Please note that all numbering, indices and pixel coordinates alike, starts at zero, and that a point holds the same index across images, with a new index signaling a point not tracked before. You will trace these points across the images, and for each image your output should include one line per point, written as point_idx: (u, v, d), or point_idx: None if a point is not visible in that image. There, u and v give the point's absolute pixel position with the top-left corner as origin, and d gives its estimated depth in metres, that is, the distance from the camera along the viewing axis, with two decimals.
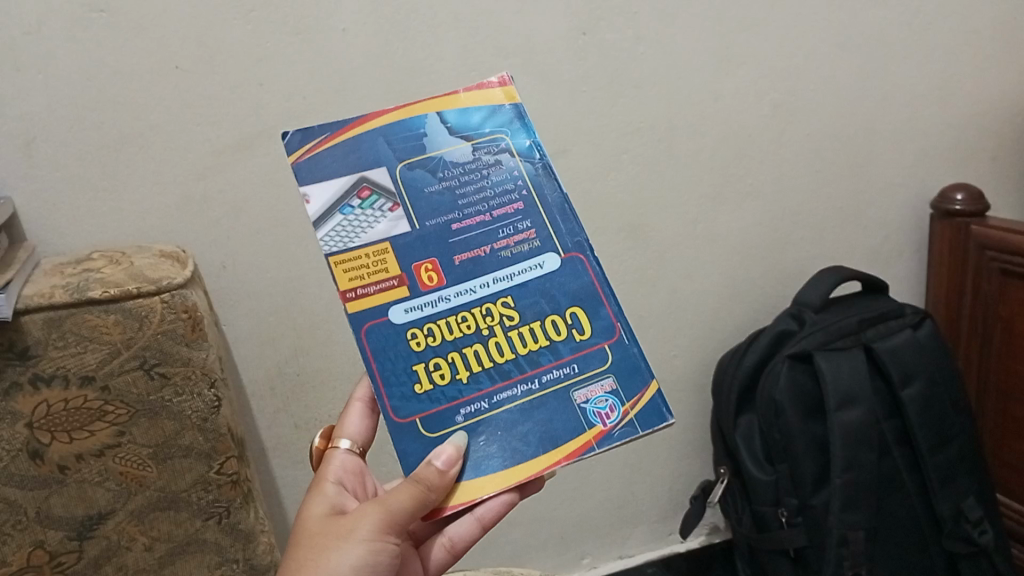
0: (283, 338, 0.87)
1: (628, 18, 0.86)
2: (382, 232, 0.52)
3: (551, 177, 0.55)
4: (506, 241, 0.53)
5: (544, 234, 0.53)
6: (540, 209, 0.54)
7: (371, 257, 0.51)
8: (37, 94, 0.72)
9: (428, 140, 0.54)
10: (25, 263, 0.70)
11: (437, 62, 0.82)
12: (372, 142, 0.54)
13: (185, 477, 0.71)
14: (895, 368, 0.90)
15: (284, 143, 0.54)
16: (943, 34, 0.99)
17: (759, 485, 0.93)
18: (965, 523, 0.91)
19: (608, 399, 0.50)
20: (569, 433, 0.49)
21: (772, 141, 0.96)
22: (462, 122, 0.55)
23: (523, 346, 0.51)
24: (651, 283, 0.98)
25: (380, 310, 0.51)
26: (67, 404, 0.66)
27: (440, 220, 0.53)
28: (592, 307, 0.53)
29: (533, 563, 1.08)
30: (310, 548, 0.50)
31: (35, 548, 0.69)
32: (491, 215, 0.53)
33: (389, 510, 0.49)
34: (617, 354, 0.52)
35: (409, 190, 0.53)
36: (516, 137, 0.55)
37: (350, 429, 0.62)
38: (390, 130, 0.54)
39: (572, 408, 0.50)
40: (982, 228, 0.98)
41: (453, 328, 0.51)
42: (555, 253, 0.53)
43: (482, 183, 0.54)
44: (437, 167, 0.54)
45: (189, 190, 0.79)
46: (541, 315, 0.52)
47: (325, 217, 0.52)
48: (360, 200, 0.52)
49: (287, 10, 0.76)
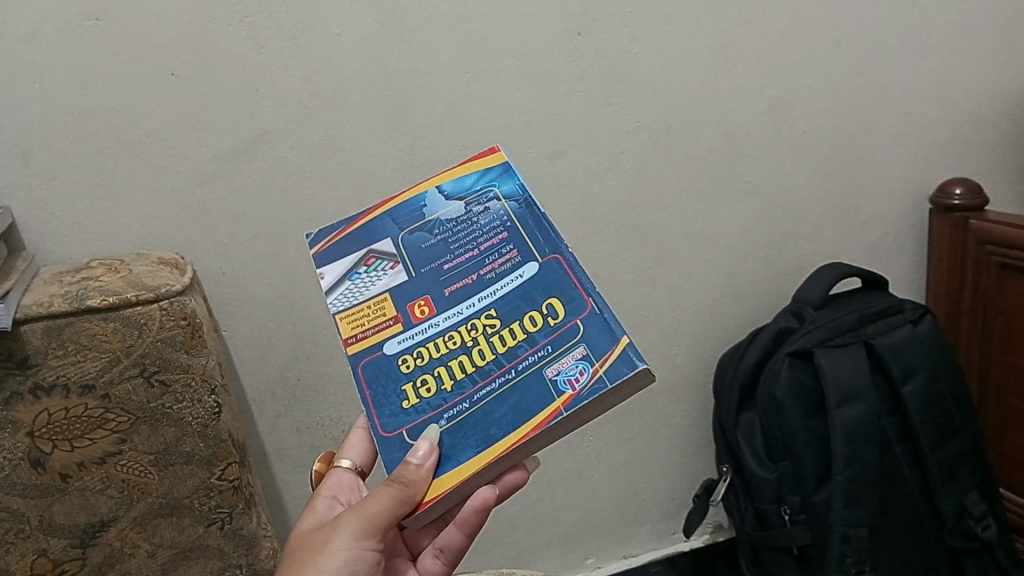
0: (283, 343, 0.87)
1: (623, 17, 0.86)
2: (384, 287, 0.54)
3: (535, 211, 0.55)
4: (492, 265, 0.53)
5: (526, 251, 0.53)
6: (524, 233, 0.54)
7: (373, 307, 0.53)
8: (33, 102, 0.72)
9: (426, 210, 0.57)
10: (24, 272, 0.70)
11: (433, 65, 0.82)
12: (381, 223, 0.57)
13: (187, 483, 0.71)
14: (895, 363, 0.90)
15: (308, 240, 0.58)
16: (939, 29, 0.99)
17: (762, 484, 0.93)
18: (968, 519, 0.92)
19: (578, 365, 0.47)
20: (539, 404, 0.47)
21: (770, 138, 0.96)
22: (457, 187, 0.57)
23: (502, 345, 0.50)
24: (651, 283, 0.98)
25: (375, 346, 0.52)
26: (68, 413, 0.66)
27: (434, 265, 0.54)
28: (567, 295, 0.51)
29: (537, 564, 1.08)
30: (291, 562, 0.52)
31: (38, 556, 0.69)
32: (478, 248, 0.54)
33: (367, 517, 0.49)
34: (588, 321, 0.49)
35: (409, 250, 0.55)
36: (502, 184, 0.57)
37: (352, 452, 0.63)
38: (396, 210, 0.57)
39: (543, 383, 0.47)
40: (982, 222, 0.98)
41: (439, 344, 0.51)
42: (533, 261, 0.52)
43: (471, 227, 0.55)
44: (433, 226, 0.56)
45: (187, 197, 0.79)
46: (519, 314, 0.50)
47: (333, 284, 0.55)
48: (366, 267, 0.55)
49: (281, 15, 0.76)
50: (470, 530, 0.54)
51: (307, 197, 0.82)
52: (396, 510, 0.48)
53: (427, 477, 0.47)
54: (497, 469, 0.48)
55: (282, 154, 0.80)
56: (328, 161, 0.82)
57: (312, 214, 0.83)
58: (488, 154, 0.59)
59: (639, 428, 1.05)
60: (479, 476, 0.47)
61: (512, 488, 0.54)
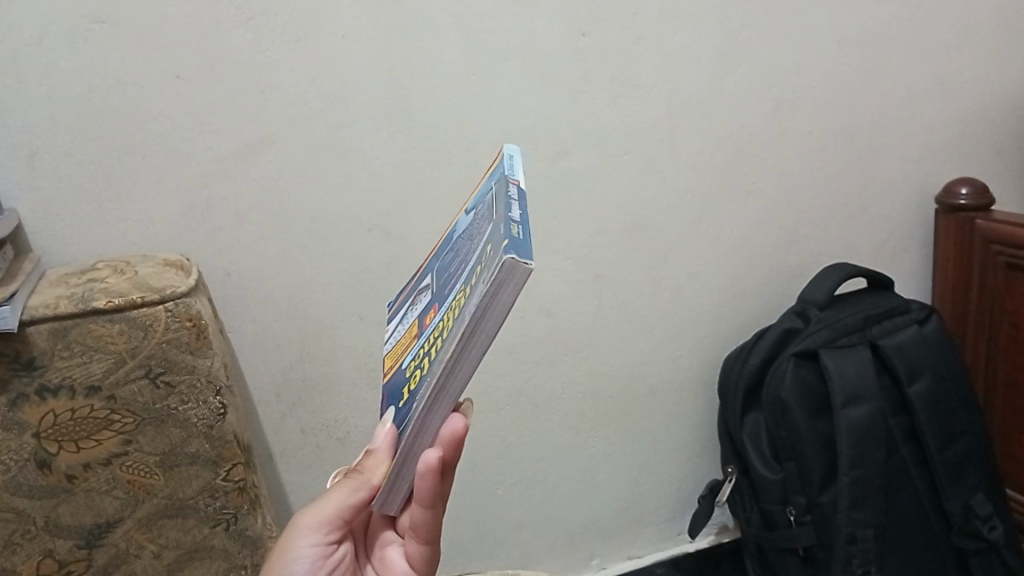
0: (288, 345, 0.87)
1: (627, 18, 0.86)
2: (415, 314, 0.54)
3: (509, 179, 0.47)
4: (470, 247, 0.47)
5: (488, 216, 0.46)
6: (492, 203, 0.47)
7: (406, 335, 0.54)
8: (39, 105, 0.72)
9: (454, 232, 0.55)
10: (30, 273, 0.70)
11: (437, 66, 0.82)
12: (429, 263, 0.57)
13: (192, 484, 0.71)
14: (901, 365, 0.89)
15: (392, 307, 0.63)
16: (944, 28, 0.99)
17: (767, 485, 0.92)
18: (975, 520, 0.91)
19: (475, 291, 0.40)
20: (448, 341, 0.41)
21: (775, 139, 0.96)
22: (475, 199, 0.54)
23: (453, 310, 0.45)
24: (656, 283, 0.97)
25: (398, 366, 0.52)
26: (74, 414, 0.66)
27: (442, 274, 0.52)
28: (494, 231, 0.42)
29: (542, 565, 1.07)
30: (270, 556, 0.55)
31: (44, 557, 0.69)
32: (469, 239, 0.49)
33: (330, 509, 0.51)
34: (494, 244, 0.40)
35: (435, 273, 0.54)
36: (497, 173, 0.50)
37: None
38: (439, 245, 0.57)
39: (456, 322, 0.41)
40: (989, 222, 0.98)
41: (428, 339, 0.48)
42: (487, 222, 0.45)
43: (471, 227, 0.51)
44: (453, 244, 0.53)
45: (192, 199, 0.79)
46: (468, 275, 0.44)
47: (394, 331, 0.58)
48: (412, 305, 0.56)
49: (285, 17, 0.76)
50: (428, 502, 0.48)
51: (312, 198, 0.82)
52: (355, 497, 0.50)
53: (385, 458, 0.49)
54: (436, 422, 0.45)
55: (287, 156, 0.80)
56: (333, 162, 0.82)
57: (316, 215, 0.83)
58: (498, 156, 0.53)
59: (644, 429, 1.05)
60: (421, 435, 0.45)
61: (454, 438, 0.47)
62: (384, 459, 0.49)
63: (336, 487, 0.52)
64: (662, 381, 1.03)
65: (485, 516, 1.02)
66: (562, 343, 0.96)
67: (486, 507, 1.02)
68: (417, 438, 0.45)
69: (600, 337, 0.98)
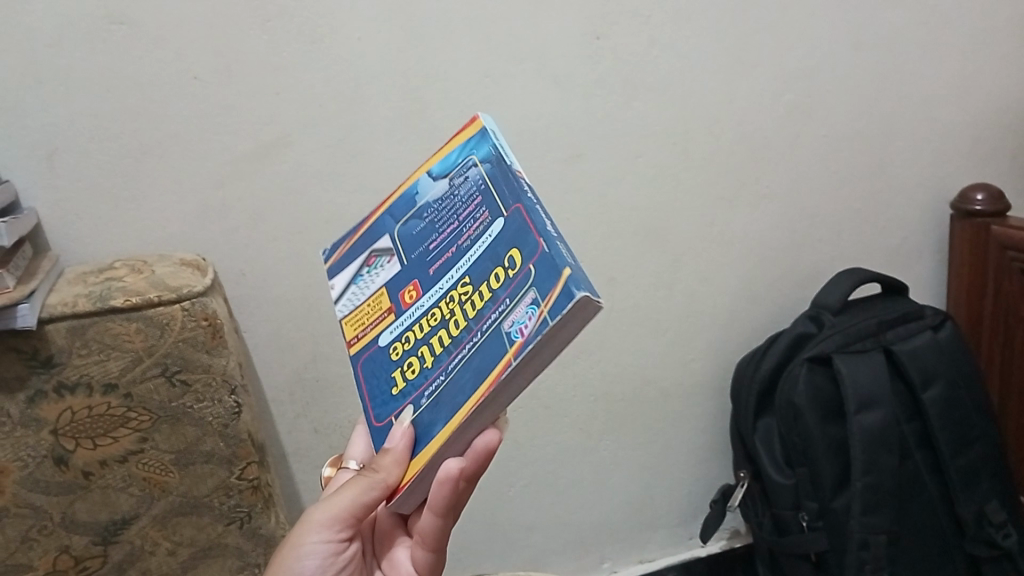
0: (302, 345, 0.87)
1: (641, 22, 0.86)
2: (381, 282, 0.53)
3: (507, 166, 0.48)
4: (469, 234, 0.48)
5: (495, 209, 0.47)
6: (495, 191, 0.48)
7: (371, 304, 0.53)
8: (58, 105, 0.73)
9: (418, 197, 0.54)
10: (49, 272, 0.71)
11: (452, 68, 0.82)
12: (381, 221, 0.56)
13: (207, 482, 0.72)
14: (915, 370, 0.89)
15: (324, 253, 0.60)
16: (961, 32, 0.98)
17: (780, 490, 0.92)
18: (988, 527, 0.91)
19: (528, 311, 0.41)
20: (493, 359, 0.42)
21: (789, 143, 0.96)
22: (444, 166, 0.53)
23: (472, 310, 0.45)
24: (668, 287, 0.97)
25: (372, 341, 0.51)
26: (91, 411, 0.67)
27: (421, 248, 0.52)
28: (524, 239, 0.44)
29: (553, 567, 1.08)
30: (280, 551, 0.55)
31: (60, 553, 0.70)
32: (459, 220, 0.50)
33: (342, 506, 0.52)
34: (539, 262, 0.42)
35: (403, 242, 0.53)
36: (481, 149, 0.51)
37: (355, 449, 0.63)
38: (394, 204, 0.56)
39: (499, 337, 0.42)
40: (1004, 229, 0.98)
41: (423, 324, 0.49)
42: (500, 216, 0.46)
43: (454, 202, 0.51)
44: (423, 212, 0.53)
45: (209, 199, 0.79)
46: (486, 274, 0.45)
47: (342, 290, 0.56)
48: (369, 267, 0.55)
49: (302, 19, 0.77)
50: (442, 510, 0.49)
51: (327, 200, 0.83)
52: (368, 495, 0.49)
53: (403, 459, 0.46)
54: (472, 432, 0.45)
55: (303, 158, 0.81)
56: (350, 164, 0.82)
57: (332, 216, 0.84)
58: (469, 124, 0.53)
59: (656, 433, 1.05)
60: (450, 446, 0.45)
61: (481, 452, 0.47)
62: (401, 460, 0.46)
63: (349, 484, 0.52)
64: (674, 385, 1.03)
65: (497, 517, 1.02)
66: (574, 345, 0.96)
67: (497, 509, 1.02)
68: (447, 448, 0.45)
69: (612, 340, 0.98)
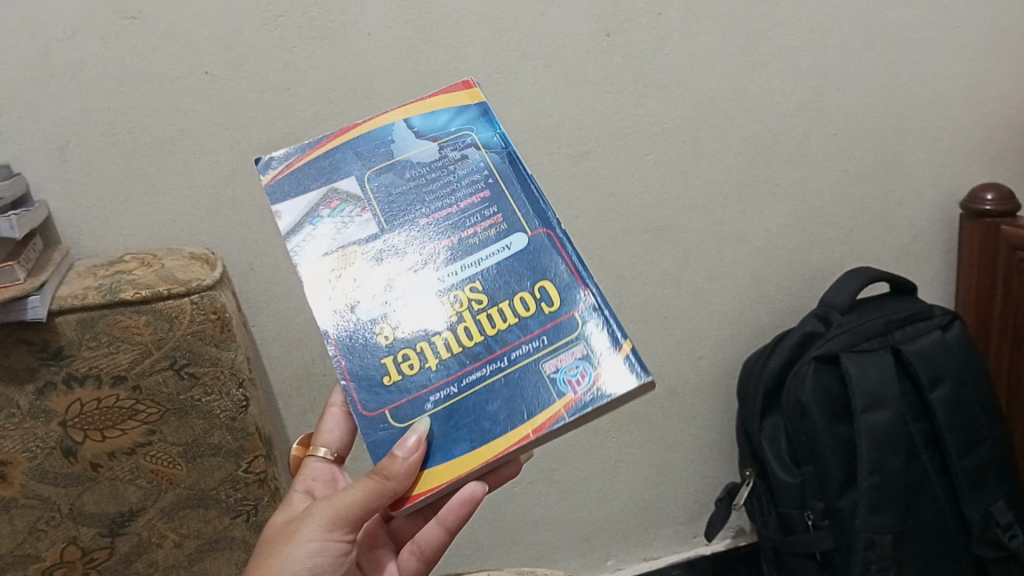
0: (310, 339, 0.88)
1: (652, 19, 0.85)
2: (351, 239, 0.52)
3: (517, 167, 0.53)
4: (474, 230, 0.51)
5: (511, 217, 0.51)
6: (507, 193, 0.52)
7: (340, 260, 0.51)
8: (70, 99, 0.73)
9: (394, 147, 0.54)
10: (60, 263, 0.71)
11: (462, 64, 0.82)
12: (343, 156, 0.53)
13: (214, 475, 0.72)
14: (924, 369, 0.89)
15: (259, 164, 0.54)
16: (973, 31, 0.97)
17: (785, 488, 0.92)
18: (994, 528, 0.90)
19: (579, 365, 0.47)
20: (538, 405, 0.47)
21: (797, 142, 0.96)
22: (428, 125, 0.54)
23: (492, 327, 0.49)
24: (676, 285, 0.98)
25: (348, 309, 0.51)
26: (100, 403, 0.67)
27: (406, 219, 0.52)
28: (559, 278, 0.50)
29: (557, 564, 1.08)
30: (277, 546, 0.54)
31: (68, 544, 0.71)
32: (457, 206, 0.52)
33: (345, 507, 0.52)
34: (588, 323, 0.48)
35: (376, 196, 0.52)
36: (481, 130, 0.54)
37: (329, 436, 0.65)
38: (359, 142, 0.54)
39: (540, 378, 0.47)
40: (1013, 229, 0.97)
41: (421, 317, 0.50)
42: (522, 233, 0.51)
43: (448, 179, 0.53)
44: (403, 170, 0.53)
45: (218, 194, 0.80)
46: (509, 294, 0.50)
47: (294, 225, 0.52)
48: (329, 210, 0.52)
49: (312, 14, 0.77)
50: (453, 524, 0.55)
51: None
52: (376, 499, 0.49)
53: (412, 468, 0.47)
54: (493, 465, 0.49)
55: None
56: None
57: None
58: (459, 89, 0.55)
59: (662, 432, 1.05)
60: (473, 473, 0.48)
61: (507, 479, 0.58)
62: (411, 468, 0.47)
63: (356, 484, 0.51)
64: (680, 384, 1.03)
65: (502, 513, 1.03)
66: None
67: (503, 506, 1.02)
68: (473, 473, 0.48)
69: None
